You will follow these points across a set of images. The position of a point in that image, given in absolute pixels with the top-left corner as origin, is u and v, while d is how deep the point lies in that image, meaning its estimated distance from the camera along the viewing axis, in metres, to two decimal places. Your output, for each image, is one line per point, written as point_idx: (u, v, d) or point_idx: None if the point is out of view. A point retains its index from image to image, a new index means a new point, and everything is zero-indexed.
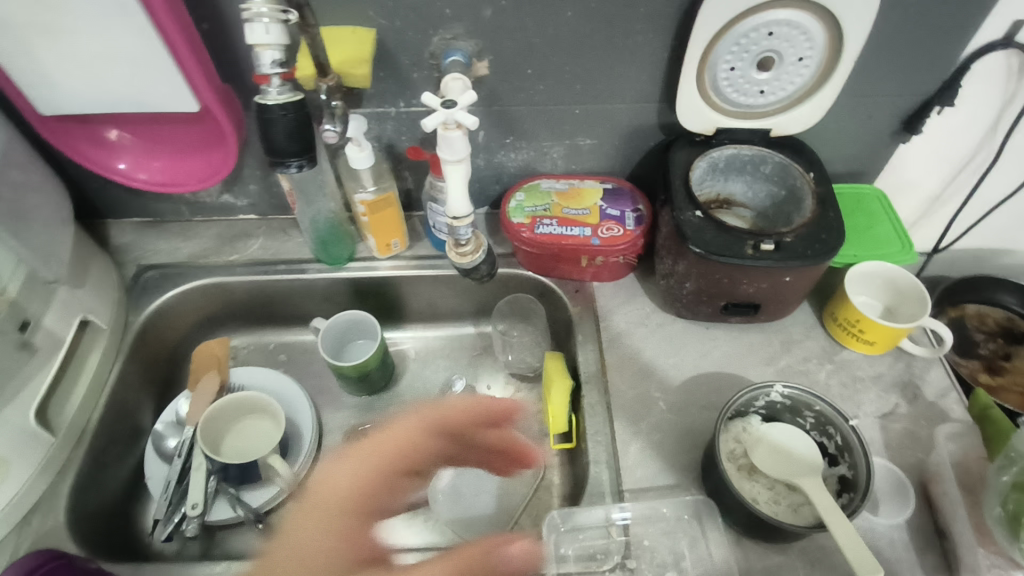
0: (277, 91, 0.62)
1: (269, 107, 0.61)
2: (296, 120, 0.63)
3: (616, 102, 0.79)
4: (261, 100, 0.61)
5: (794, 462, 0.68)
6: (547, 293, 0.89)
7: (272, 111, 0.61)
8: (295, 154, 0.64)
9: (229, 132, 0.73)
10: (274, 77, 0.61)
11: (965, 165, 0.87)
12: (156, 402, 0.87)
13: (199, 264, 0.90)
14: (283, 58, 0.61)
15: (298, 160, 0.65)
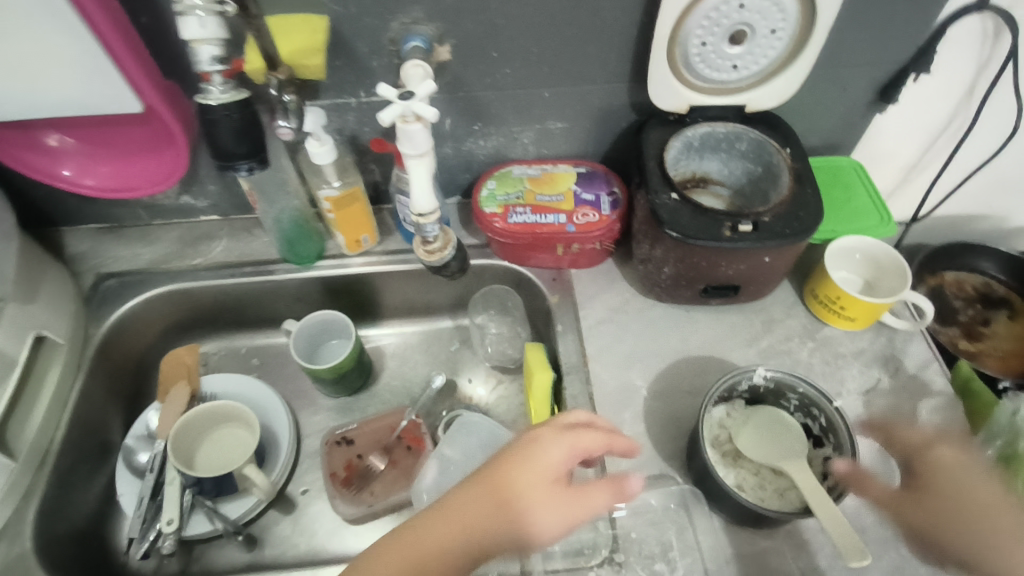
0: (220, 89, 0.58)
1: (211, 107, 0.57)
2: (242, 120, 0.59)
3: (586, 83, 0.76)
4: (203, 100, 0.58)
5: (778, 445, 0.68)
6: (524, 282, 0.87)
7: (215, 112, 0.57)
8: (243, 156, 0.60)
9: (178, 132, 0.69)
10: (215, 74, 0.57)
11: (941, 133, 0.86)
12: (125, 415, 0.84)
13: (161, 270, 0.86)
14: (223, 53, 0.57)
15: (248, 163, 0.61)
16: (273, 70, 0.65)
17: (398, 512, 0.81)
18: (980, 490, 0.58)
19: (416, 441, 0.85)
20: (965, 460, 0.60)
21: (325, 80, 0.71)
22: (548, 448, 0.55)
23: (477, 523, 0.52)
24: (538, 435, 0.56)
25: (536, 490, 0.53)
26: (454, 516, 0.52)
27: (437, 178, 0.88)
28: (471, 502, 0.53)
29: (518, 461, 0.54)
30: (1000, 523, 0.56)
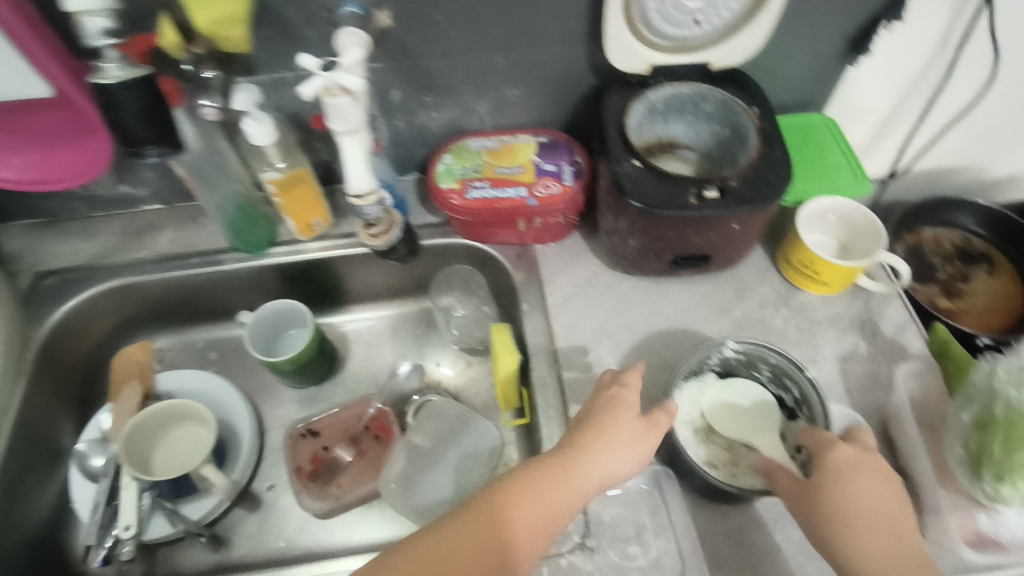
0: (117, 66, 0.57)
1: (109, 86, 0.55)
2: (145, 98, 0.57)
3: (541, 47, 0.71)
4: (98, 79, 0.55)
5: (749, 420, 0.66)
6: (488, 261, 0.83)
7: (114, 92, 0.56)
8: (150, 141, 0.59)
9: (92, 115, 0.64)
10: (106, 50, 0.57)
11: (916, 85, 0.83)
12: (77, 419, 0.81)
13: (103, 265, 0.81)
14: (114, 26, 0.56)
15: (157, 147, 0.61)
16: (188, 43, 0.60)
17: (368, 503, 0.78)
18: (877, 499, 0.54)
19: (383, 429, 0.81)
20: (867, 464, 0.56)
21: (257, 54, 0.66)
22: (627, 407, 0.59)
23: (567, 482, 0.54)
24: (614, 398, 0.60)
25: (619, 446, 0.57)
26: (544, 479, 0.54)
27: (391, 154, 0.83)
28: (559, 463, 0.55)
29: (599, 423, 0.58)
30: (872, 530, 0.53)
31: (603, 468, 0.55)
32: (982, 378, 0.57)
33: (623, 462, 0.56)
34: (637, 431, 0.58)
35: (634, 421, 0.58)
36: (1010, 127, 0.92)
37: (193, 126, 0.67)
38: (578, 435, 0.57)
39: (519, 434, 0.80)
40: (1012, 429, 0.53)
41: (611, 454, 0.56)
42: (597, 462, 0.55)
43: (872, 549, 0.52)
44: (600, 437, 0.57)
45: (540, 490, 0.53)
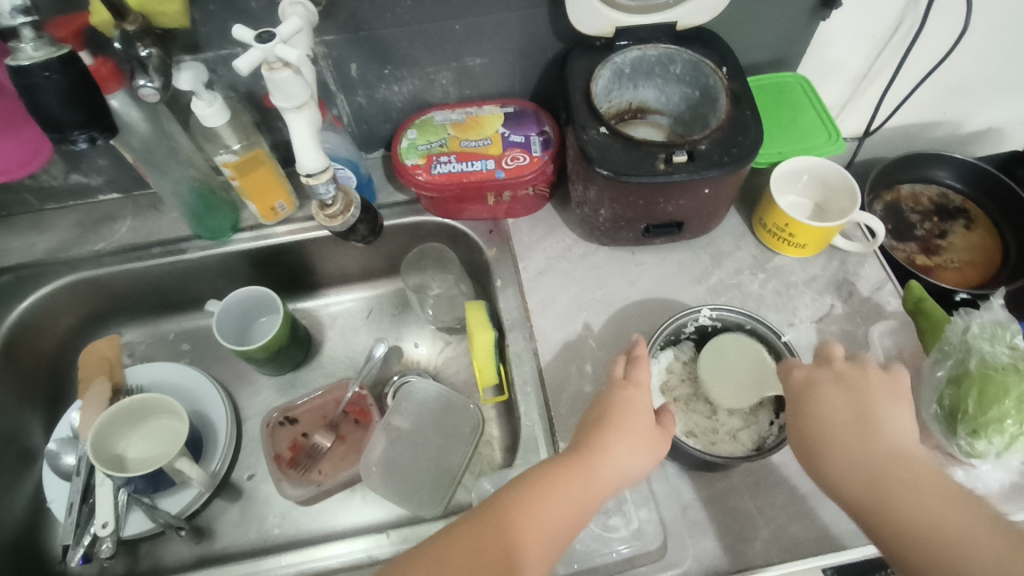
0: (33, 46, 0.50)
1: (26, 69, 0.49)
2: (70, 82, 0.51)
3: (500, 11, 0.68)
4: (14, 61, 0.49)
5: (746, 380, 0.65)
6: (460, 237, 0.82)
7: (33, 74, 0.49)
8: (79, 125, 0.52)
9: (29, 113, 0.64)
10: (22, 29, 0.50)
11: (890, 38, 0.80)
12: (46, 417, 0.79)
13: (61, 259, 0.78)
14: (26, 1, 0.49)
15: (85, 132, 0.53)
16: (120, 21, 0.55)
17: (351, 488, 0.77)
18: (845, 411, 0.52)
19: (362, 413, 0.80)
20: (830, 381, 0.55)
21: (201, 29, 0.62)
22: (639, 403, 0.56)
23: (583, 488, 0.51)
24: (625, 396, 0.57)
25: (635, 444, 0.54)
26: (559, 485, 0.51)
27: (355, 131, 0.80)
28: (573, 467, 0.52)
29: (610, 421, 0.55)
30: (846, 442, 0.51)
31: (620, 469, 0.53)
32: (957, 335, 0.57)
33: (639, 461, 0.53)
34: (650, 431, 0.55)
35: (647, 419, 0.56)
36: (987, 77, 0.91)
37: (139, 110, 0.64)
38: (588, 435, 0.54)
39: (499, 412, 0.79)
40: (987, 383, 0.52)
41: (627, 454, 0.53)
42: (614, 461, 0.53)
43: (849, 461, 0.50)
44: (614, 436, 0.54)
45: (555, 498, 0.50)
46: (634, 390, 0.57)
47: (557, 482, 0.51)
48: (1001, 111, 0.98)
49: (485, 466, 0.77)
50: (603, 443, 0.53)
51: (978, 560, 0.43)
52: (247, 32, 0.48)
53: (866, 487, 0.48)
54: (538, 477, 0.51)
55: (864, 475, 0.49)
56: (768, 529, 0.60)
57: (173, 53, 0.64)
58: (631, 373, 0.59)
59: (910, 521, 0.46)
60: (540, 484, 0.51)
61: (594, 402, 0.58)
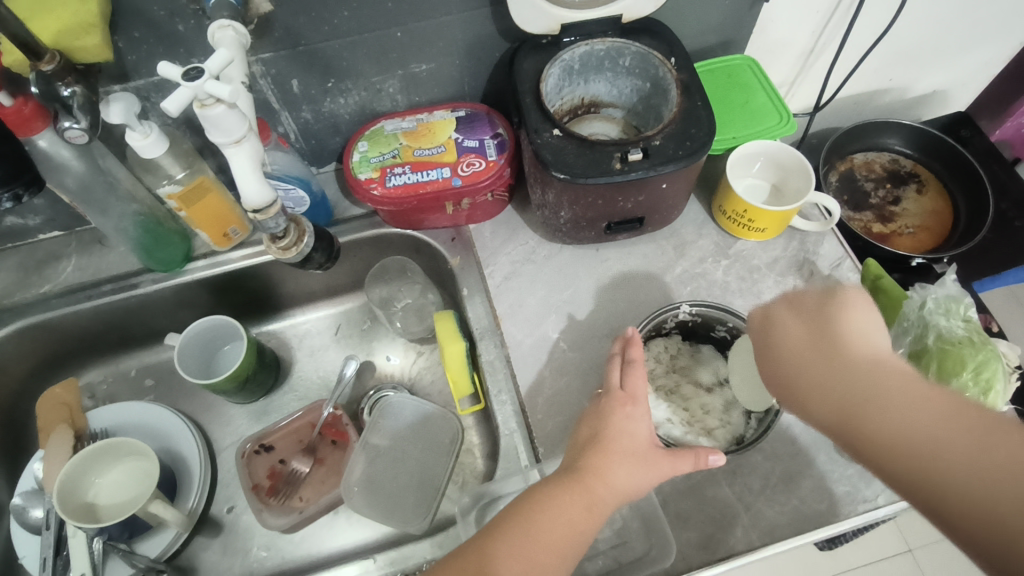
0: None
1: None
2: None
3: (441, 15, 0.66)
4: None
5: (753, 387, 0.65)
6: (422, 246, 0.80)
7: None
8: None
9: None
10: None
11: (833, 13, 0.81)
12: (8, 472, 0.76)
13: (6, 307, 0.75)
14: None
15: (9, 191, 0.56)
16: (36, 61, 0.52)
17: (335, 510, 0.76)
18: (818, 336, 0.53)
19: (339, 434, 0.79)
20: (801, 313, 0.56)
21: (128, 57, 0.59)
22: (628, 418, 0.54)
23: (583, 514, 0.49)
24: (615, 415, 0.54)
25: (631, 460, 0.52)
26: (554, 510, 0.50)
27: (304, 147, 0.78)
28: (571, 493, 0.50)
29: (602, 441, 0.53)
30: (818, 365, 0.52)
31: (619, 488, 0.51)
32: (914, 311, 0.57)
33: (638, 478, 0.51)
34: (647, 445, 0.53)
35: (641, 437, 0.53)
36: (928, 43, 0.92)
37: (70, 148, 0.60)
38: (584, 455, 0.52)
39: (477, 419, 0.79)
40: (945, 357, 0.54)
41: (625, 471, 0.51)
42: (613, 483, 0.51)
43: (821, 381, 0.51)
44: (609, 457, 0.52)
45: (553, 526, 0.49)
46: (622, 404, 0.55)
47: (544, 514, 0.50)
48: (943, 75, 1.01)
49: (468, 475, 0.77)
50: (593, 468, 0.51)
51: (942, 455, 0.44)
52: (173, 69, 0.45)
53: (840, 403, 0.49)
54: (524, 508, 0.50)
55: (834, 390, 0.50)
56: (747, 514, 0.61)
57: (100, 85, 0.61)
58: (619, 385, 0.56)
59: (876, 427, 0.47)
60: (526, 515, 0.50)
61: (584, 421, 0.56)
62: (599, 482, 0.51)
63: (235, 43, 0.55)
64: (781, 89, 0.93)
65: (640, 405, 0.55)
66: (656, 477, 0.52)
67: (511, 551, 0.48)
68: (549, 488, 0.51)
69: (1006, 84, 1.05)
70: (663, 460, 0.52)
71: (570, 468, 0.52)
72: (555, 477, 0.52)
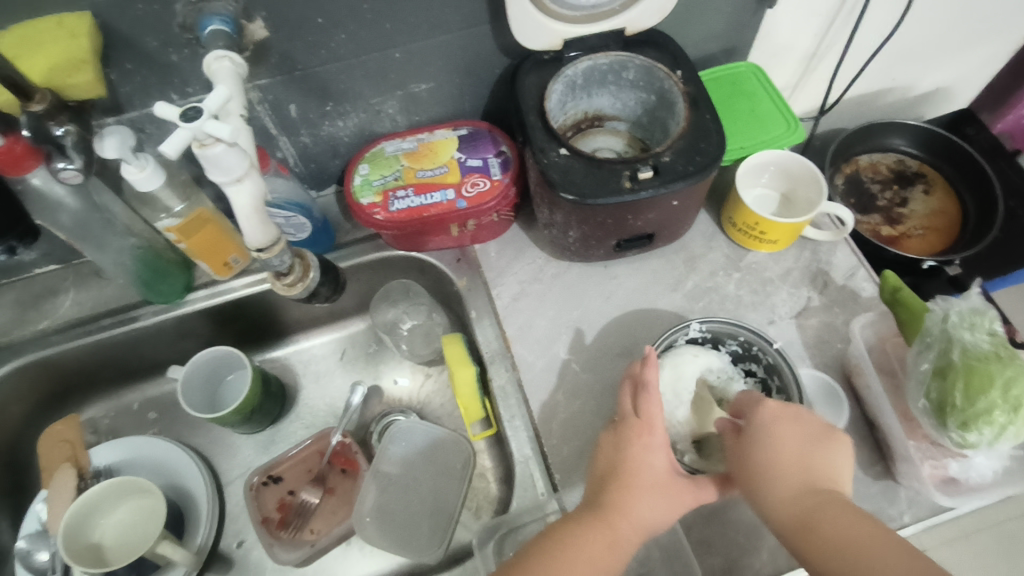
0: None
1: None
2: None
3: (440, 34, 0.64)
4: None
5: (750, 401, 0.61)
6: (427, 267, 0.79)
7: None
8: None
9: None
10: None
11: (836, 16, 0.79)
12: (12, 513, 0.74)
13: (3, 345, 0.73)
14: None
15: None
16: (26, 101, 0.51)
17: (347, 541, 0.75)
18: (797, 450, 0.50)
19: (349, 462, 0.77)
20: (784, 414, 0.51)
21: (121, 89, 0.58)
22: (646, 449, 0.52)
23: (605, 553, 0.48)
24: (637, 447, 0.52)
25: (655, 493, 0.50)
26: (575, 549, 0.48)
27: (303, 171, 0.76)
28: (593, 530, 0.49)
29: (624, 473, 0.51)
30: (789, 482, 0.48)
31: (642, 522, 0.49)
32: (937, 325, 0.56)
33: (663, 511, 0.50)
34: (669, 476, 0.51)
35: (665, 466, 0.52)
36: (932, 42, 0.91)
37: (64, 185, 0.59)
38: (606, 490, 0.51)
39: (489, 442, 0.78)
40: (972, 374, 0.52)
41: (648, 505, 0.50)
42: (635, 517, 0.49)
43: (789, 501, 0.48)
44: (631, 492, 0.50)
45: (573, 568, 0.48)
46: (640, 433, 0.53)
47: (565, 552, 0.48)
48: (946, 72, 0.99)
49: (482, 500, 0.75)
50: (617, 502, 0.50)
51: None
52: (171, 109, 0.44)
53: (800, 529, 0.46)
54: (548, 545, 0.49)
55: (799, 508, 0.47)
56: (772, 537, 0.60)
57: (93, 118, 0.59)
58: (636, 412, 0.54)
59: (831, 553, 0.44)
60: (550, 553, 0.49)
61: (603, 450, 0.54)
62: (621, 521, 0.49)
63: (232, 73, 0.54)
64: (784, 93, 0.92)
65: (659, 435, 0.52)
66: (674, 510, 0.50)
67: None
68: (572, 525, 0.50)
69: (1009, 79, 1.03)
70: (683, 492, 0.51)
71: (592, 504, 0.51)
72: (577, 513, 0.51)
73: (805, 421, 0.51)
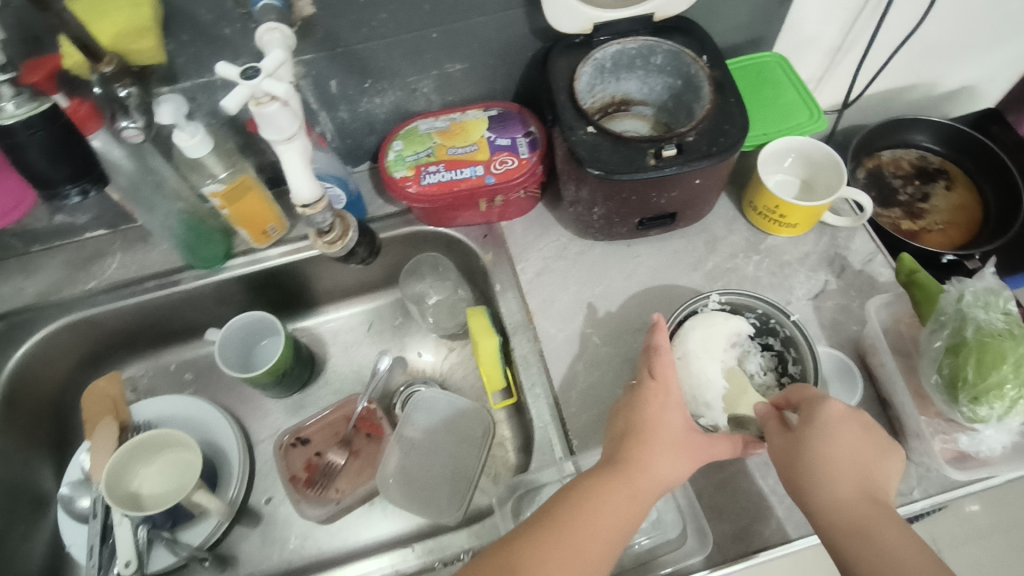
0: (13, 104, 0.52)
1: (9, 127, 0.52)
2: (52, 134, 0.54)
3: (477, 15, 0.67)
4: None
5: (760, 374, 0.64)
6: (455, 242, 0.82)
7: (17, 132, 0.53)
8: (67, 179, 0.56)
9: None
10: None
11: (862, 10, 0.81)
12: (56, 461, 0.78)
13: (52, 302, 0.77)
14: None
15: (76, 184, 0.57)
16: (96, 63, 0.56)
17: (370, 502, 0.78)
18: (858, 454, 0.51)
19: (373, 428, 0.80)
20: (850, 419, 0.52)
21: (177, 60, 0.61)
22: (663, 408, 0.55)
23: (628, 504, 0.50)
24: (657, 404, 0.55)
25: (673, 449, 0.53)
26: (598, 500, 0.51)
27: (340, 147, 0.79)
28: (615, 481, 0.51)
29: (647, 431, 0.53)
30: (846, 485, 0.50)
31: (661, 477, 0.52)
32: (951, 305, 0.57)
33: (680, 467, 0.52)
34: (686, 435, 0.54)
35: (680, 423, 0.54)
36: (958, 39, 0.92)
37: (122, 147, 0.63)
38: (625, 446, 0.53)
39: (509, 413, 0.80)
40: (985, 351, 0.53)
41: (667, 460, 0.52)
42: (655, 471, 0.52)
43: (841, 503, 0.50)
44: (652, 447, 0.53)
45: (598, 517, 0.50)
46: (657, 393, 0.56)
47: (589, 503, 0.51)
48: (972, 70, 1.00)
49: (500, 468, 0.78)
50: (640, 458, 0.52)
51: None
52: (232, 69, 0.48)
53: (848, 531, 0.48)
54: (572, 495, 0.51)
55: (851, 508, 0.49)
56: (783, 506, 0.61)
57: (150, 87, 0.63)
58: (651, 372, 0.56)
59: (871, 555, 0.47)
60: (575, 504, 0.51)
61: (624, 409, 0.56)
62: (644, 476, 0.52)
63: (282, 44, 0.57)
64: (809, 86, 0.93)
65: (674, 394, 0.55)
66: (691, 466, 0.53)
67: (553, 537, 0.49)
68: (595, 479, 0.52)
69: None
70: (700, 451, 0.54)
71: (614, 460, 0.53)
72: (600, 467, 0.53)
73: (869, 428, 0.52)
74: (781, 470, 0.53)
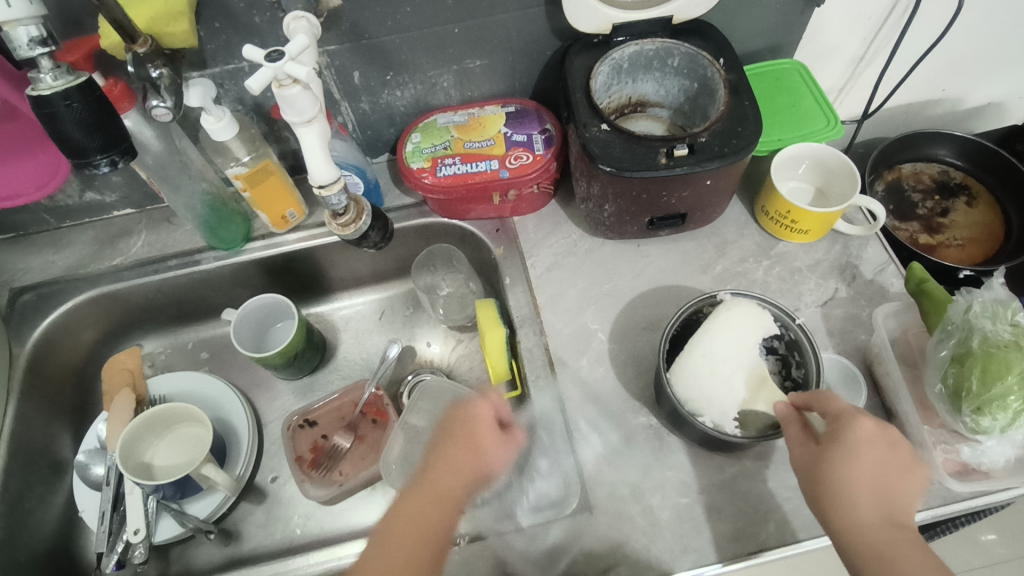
0: (52, 75, 0.52)
1: (48, 98, 0.52)
2: (88, 108, 0.53)
3: (498, 13, 0.69)
4: (36, 91, 0.52)
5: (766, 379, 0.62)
6: (467, 236, 0.83)
7: (55, 103, 0.52)
8: (100, 149, 0.54)
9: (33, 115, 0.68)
10: (40, 59, 0.52)
11: (886, 19, 0.81)
12: (74, 428, 0.81)
13: (80, 276, 0.81)
14: (43, 33, 0.51)
15: (106, 156, 0.55)
16: (131, 43, 0.57)
17: (372, 486, 0.79)
18: (881, 474, 0.50)
19: (379, 413, 0.82)
20: (877, 438, 0.51)
21: (208, 46, 0.64)
22: (480, 402, 0.64)
23: (453, 479, 0.59)
24: (471, 397, 0.64)
25: (490, 435, 0.62)
26: (433, 483, 0.58)
27: (360, 137, 0.82)
28: (444, 463, 0.59)
29: (463, 420, 0.63)
30: (869, 506, 0.49)
31: (482, 458, 0.60)
32: (959, 314, 0.57)
33: (494, 447, 0.61)
34: (494, 423, 0.63)
35: (486, 421, 0.62)
36: (985, 54, 0.91)
37: (152, 128, 0.66)
38: (449, 436, 0.62)
39: None
40: (989, 361, 0.53)
41: (486, 446, 0.61)
42: (474, 453, 0.60)
43: (865, 521, 0.49)
44: (458, 451, 0.60)
45: (428, 499, 0.58)
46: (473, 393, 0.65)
47: (431, 487, 0.58)
48: (998, 87, 0.99)
49: None
50: (459, 441, 0.61)
51: None
52: (257, 52, 0.51)
53: (870, 550, 0.48)
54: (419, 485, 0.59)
55: (873, 531, 0.48)
56: (782, 510, 0.61)
57: (181, 70, 0.66)
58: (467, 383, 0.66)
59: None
60: (418, 492, 0.58)
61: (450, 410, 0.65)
62: (464, 454, 0.60)
63: (308, 32, 0.59)
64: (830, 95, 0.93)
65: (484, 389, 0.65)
66: (501, 445, 0.62)
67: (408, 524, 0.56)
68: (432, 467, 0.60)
69: None
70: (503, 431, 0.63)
71: (440, 446, 0.61)
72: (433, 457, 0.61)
73: (894, 447, 0.51)
74: (805, 484, 0.52)
